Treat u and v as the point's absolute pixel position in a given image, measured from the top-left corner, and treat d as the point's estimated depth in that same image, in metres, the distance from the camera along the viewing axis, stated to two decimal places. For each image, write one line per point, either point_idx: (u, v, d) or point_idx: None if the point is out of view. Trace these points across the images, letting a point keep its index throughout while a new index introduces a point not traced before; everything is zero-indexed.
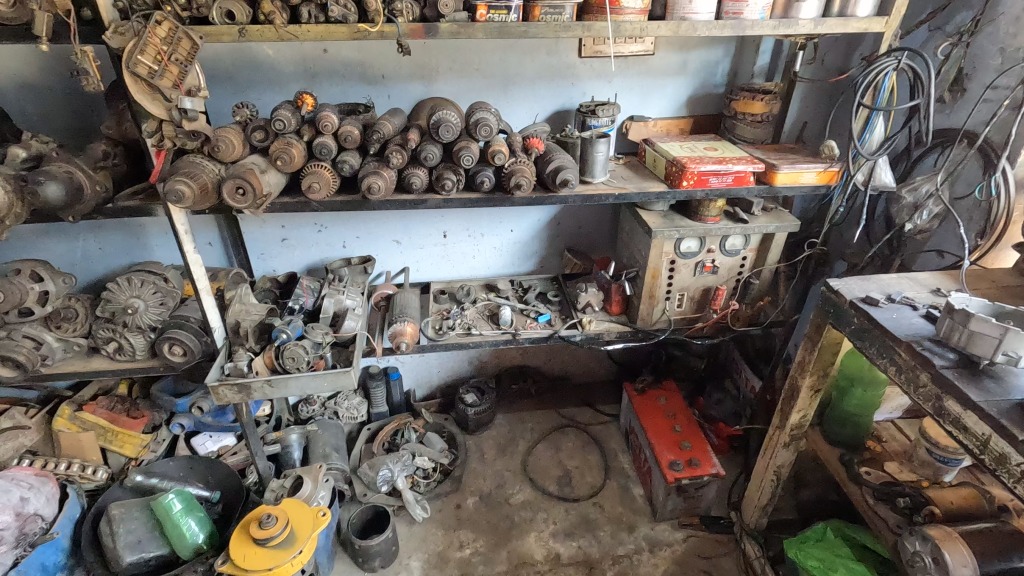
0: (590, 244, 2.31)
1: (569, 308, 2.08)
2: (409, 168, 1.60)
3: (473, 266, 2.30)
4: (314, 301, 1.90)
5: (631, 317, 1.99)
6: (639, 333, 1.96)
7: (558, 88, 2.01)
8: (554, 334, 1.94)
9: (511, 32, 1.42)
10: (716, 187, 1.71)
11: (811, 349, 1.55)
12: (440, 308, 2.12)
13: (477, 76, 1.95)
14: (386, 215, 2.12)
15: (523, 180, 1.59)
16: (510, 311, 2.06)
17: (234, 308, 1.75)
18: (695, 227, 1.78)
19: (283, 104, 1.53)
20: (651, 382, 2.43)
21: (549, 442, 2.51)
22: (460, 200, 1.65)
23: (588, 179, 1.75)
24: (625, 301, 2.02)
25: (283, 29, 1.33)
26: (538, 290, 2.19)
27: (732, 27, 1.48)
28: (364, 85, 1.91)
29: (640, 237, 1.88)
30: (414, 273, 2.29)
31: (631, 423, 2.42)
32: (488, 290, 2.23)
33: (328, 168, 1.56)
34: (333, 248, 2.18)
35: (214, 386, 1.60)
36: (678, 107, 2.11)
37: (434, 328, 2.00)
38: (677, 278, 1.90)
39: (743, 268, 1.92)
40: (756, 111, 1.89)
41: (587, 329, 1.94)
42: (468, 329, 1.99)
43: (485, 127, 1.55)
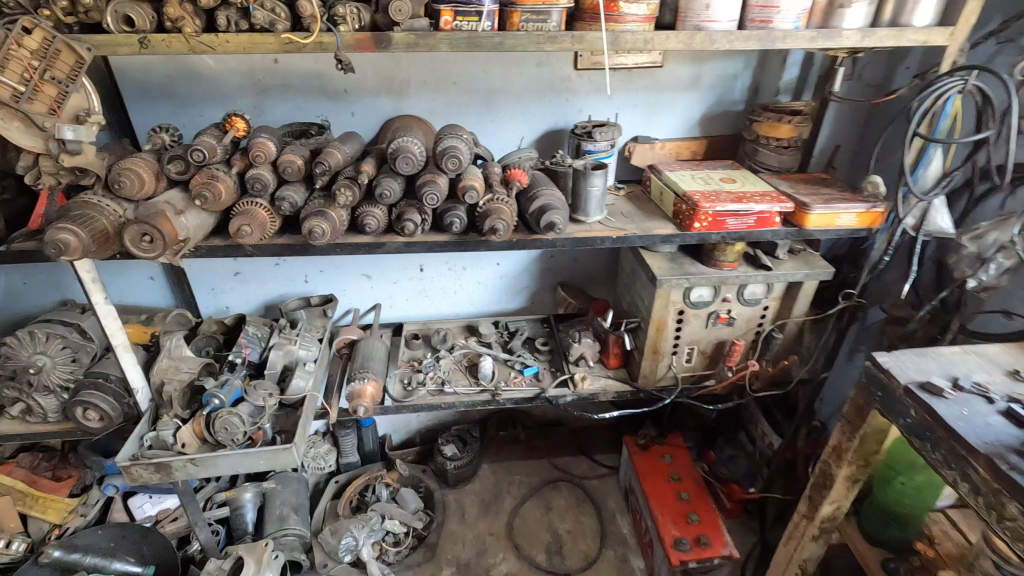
0: (588, 279, 2.02)
1: (558, 359, 1.81)
2: (362, 208, 1.32)
3: (454, 304, 2.03)
4: (262, 352, 1.64)
5: (632, 373, 1.71)
6: (641, 393, 1.69)
7: (550, 104, 1.73)
8: (540, 395, 1.67)
9: (483, 44, 1.14)
10: (735, 230, 1.43)
11: (850, 434, 1.27)
12: (413, 355, 1.84)
13: (455, 91, 1.67)
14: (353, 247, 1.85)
15: (500, 224, 1.30)
16: (492, 361, 1.78)
17: (160, 364, 1.48)
18: (709, 274, 1.50)
19: (210, 128, 1.26)
20: (655, 437, 2.15)
21: (539, 500, 2.23)
22: (426, 243, 1.37)
23: (581, 218, 1.46)
24: (625, 354, 1.74)
25: (195, 39, 1.06)
26: (527, 335, 1.91)
27: (758, 38, 1.19)
28: (323, 100, 1.63)
29: (642, 284, 1.61)
30: (387, 311, 2.02)
31: (631, 482, 2.14)
32: (470, 333, 1.95)
33: (264, 205, 1.29)
34: (293, 283, 1.91)
35: (126, 467, 1.32)
36: (690, 127, 1.83)
37: (401, 383, 1.73)
38: (686, 331, 1.62)
39: (764, 319, 1.63)
40: (782, 136, 1.61)
41: (580, 388, 1.67)
42: (441, 385, 1.71)
43: (454, 159, 1.27)
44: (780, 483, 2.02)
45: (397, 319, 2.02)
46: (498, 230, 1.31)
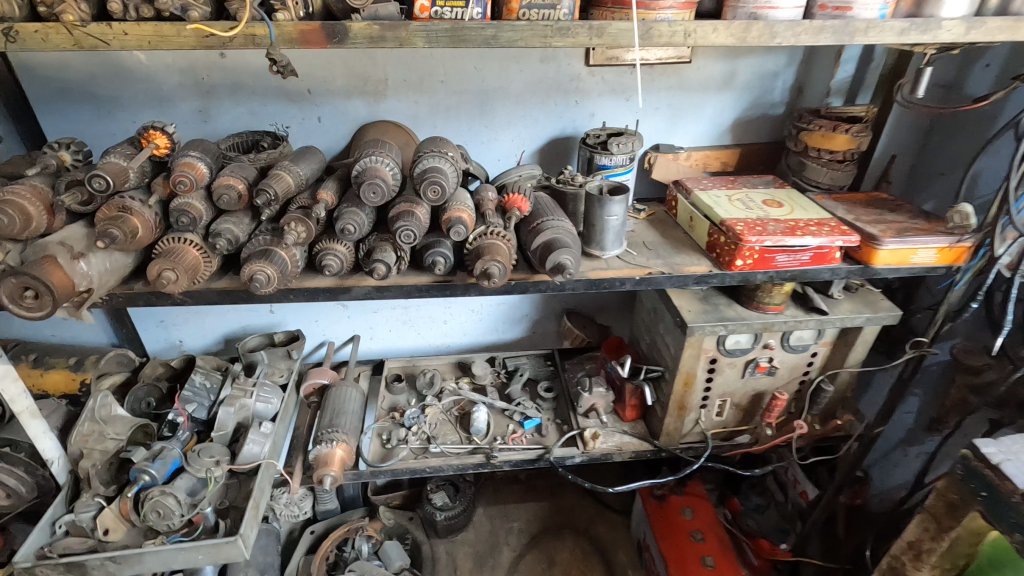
0: (598, 307, 1.74)
1: (565, 407, 1.55)
2: (321, 244, 1.05)
3: (444, 336, 1.75)
4: (210, 406, 1.37)
5: (652, 428, 1.45)
6: (663, 453, 1.42)
7: (556, 108, 1.45)
8: (544, 456, 1.40)
9: (469, 37, 0.86)
10: (785, 268, 1.16)
11: (936, 534, 1.00)
12: (394, 402, 1.57)
13: (443, 91, 1.39)
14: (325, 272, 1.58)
15: (495, 267, 1.02)
16: (487, 411, 1.52)
17: (80, 429, 1.22)
18: (751, 319, 1.23)
19: (122, 144, 0.99)
20: (673, 485, 1.89)
21: (540, 552, 1.97)
22: (403, 287, 1.10)
23: (595, 252, 1.18)
24: (644, 404, 1.47)
25: (80, 30, 0.78)
26: (528, 375, 1.63)
27: (833, 31, 0.90)
28: (283, 104, 1.35)
29: (665, 327, 1.34)
30: (366, 344, 1.75)
31: (644, 536, 1.88)
32: (461, 372, 1.68)
33: (195, 242, 1.01)
34: (256, 314, 1.63)
35: (28, 567, 1.06)
36: (720, 134, 1.56)
37: (379, 439, 1.46)
38: (718, 381, 1.36)
39: (811, 367, 1.37)
40: (838, 147, 1.33)
41: (591, 448, 1.41)
42: (427, 442, 1.45)
43: (436, 185, 1.00)
44: (817, 542, 1.77)
45: (378, 353, 1.74)
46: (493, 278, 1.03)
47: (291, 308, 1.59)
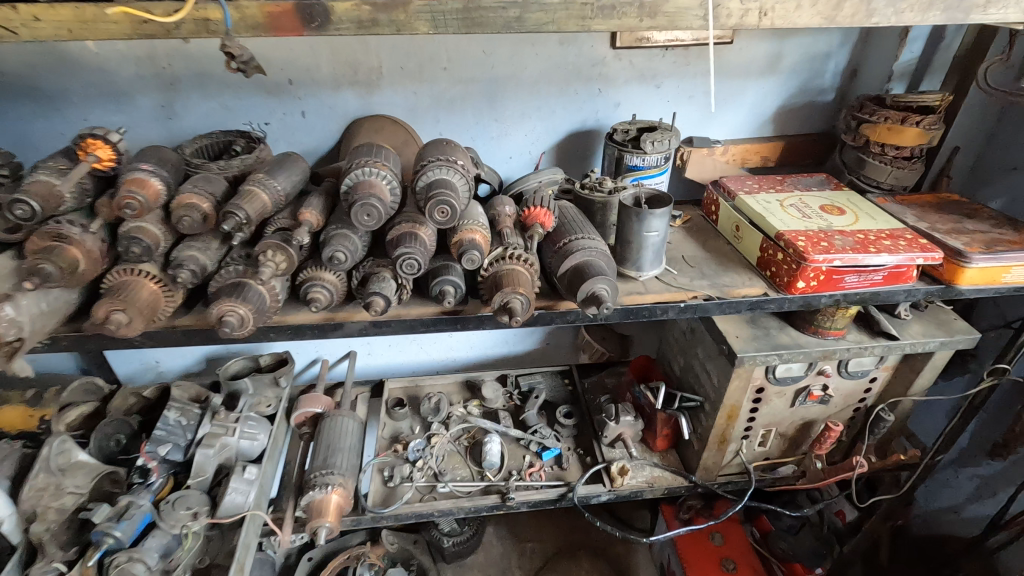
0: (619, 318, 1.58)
1: (587, 435, 1.39)
2: (305, 273, 0.88)
3: (449, 351, 1.58)
4: (187, 445, 1.19)
5: (685, 460, 1.30)
6: (699, 489, 1.27)
7: (577, 98, 1.26)
8: (566, 495, 1.25)
9: (486, 20, 0.67)
10: (854, 290, 0.99)
11: None
12: (397, 430, 1.41)
13: (447, 80, 1.19)
14: None
15: (518, 300, 0.85)
16: (501, 441, 1.36)
17: (34, 482, 1.03)
18: (808, 347, 1.06)
19: (55, 157, 0.80)
20: (701, 506, 1.71)
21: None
22: (405, 321, 0.93)
23: (631, 273, 1.01)
24: (676, 433, 1.31)
25: None
26: (544, 398, 1.47)
27: (943, 7, 0.72)
28: (259, 97, 1.16)
29: (705, 353, 1.17)
30: (363, 362, 1.57)
31: (669, 562, 1.73)
32: (470, 393, 1.51)
33: (152, 274, 0.83)
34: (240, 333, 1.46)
35: None
36: (760, 125, 1.37)
37: (381, 476, 1.30)
38: (764, 412, 1.20)
39: (868, 394, 1.21)
40: (907, 143, 1.15)
41: (618, 486, 1.25)
42: (435, 479, 1.29)
43: (444, 205, 0.82)
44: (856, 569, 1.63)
45: (377, 371, 1.57)
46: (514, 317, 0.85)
47: None
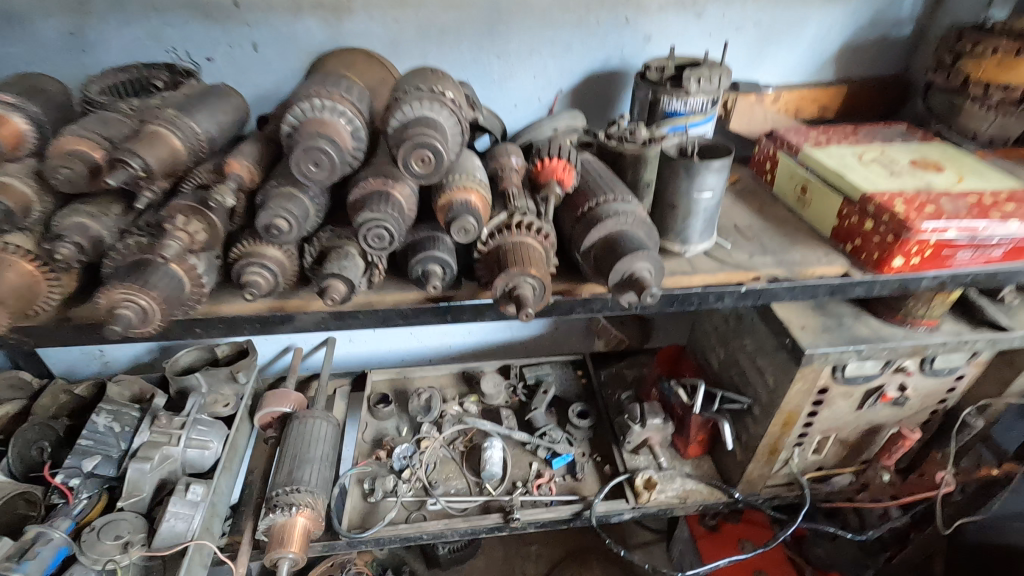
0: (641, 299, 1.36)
1: (606, 438, 1.18)
2: (241, 248, 0.65)
3: (444, 338, 1.36)
4: (121, 457, 0.98)
5: (722, 470, 1.09)
6: (739, 506, 1.06)
7: (600, 28, 1.00)
8: (582, 513, 1.04)
9: None
10: (964, 269, 0.76)
11: None
12: (381, 431, 1.20)
13: (436, 3, 0.94)
14: None
15: (531, 283, 0.62)
16: (504, 446, 1.15)
17: None
18: (893, 341, 0.84)
19: None
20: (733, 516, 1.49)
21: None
22: (378, 312, 0.70)
23: (674, 247, 0.78)
24: (712, 439, 1.10)
25: None
26: (554, 393, 1.25)
27: None
28: (197, 24, 0.91)
29: (756, 346, 0.95)
30: (343, 350, 1.35)
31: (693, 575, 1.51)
32: (468, 386, 1.30)
33: (25, 249, 0.60)
34: None
35: None
36: (821, 65, 1.12)
37: (361, 489, 1.09)
38: (825, 417, 0.98)
39: (951, 394, 1.00)
40: (1020, 82, 0.90)
41: (644, 503, 1.04)
42: (425, 492, 1.08)
43: (425, 152, 0.59)
44: None
45: (361, 360, 1.36)
46: (526, 310, 0.62)
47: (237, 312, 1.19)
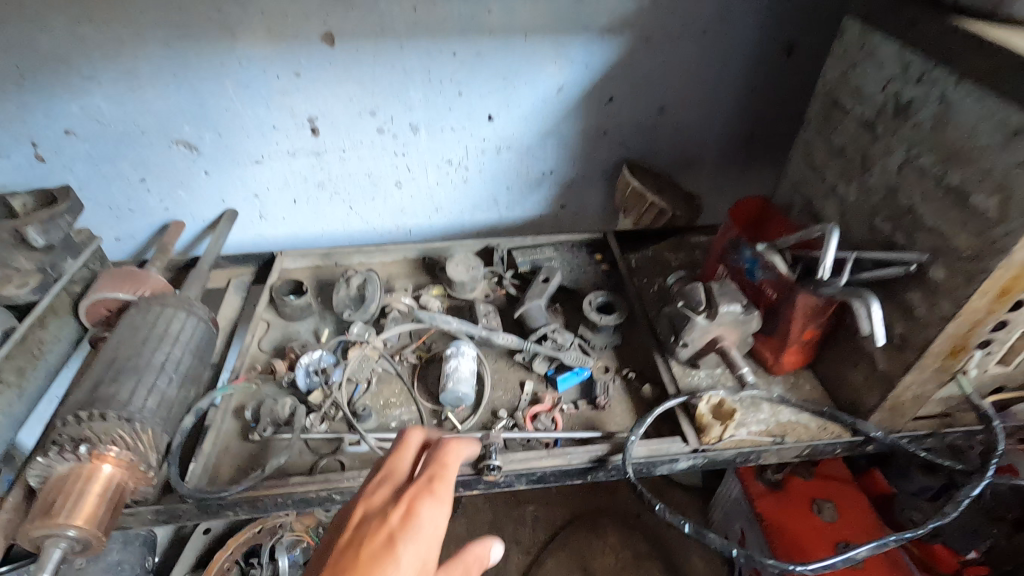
0: (678, 146, 0.98)
1: (641, 346, 0.75)
2: None
3: (401, 215, 0.99)
4: None
5: (840, 391, 0.66)
6: (863, 446, 0.64)
7: None
8: (606, 459, 0.61)
9: None
10: None
11: None
12: (291, 334, 0.77)
13: None
14: (127, 69, 0.75)
15: None
16: (479, 356, 0.71)
17: None
18: None
19: None
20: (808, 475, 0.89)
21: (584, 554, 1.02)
22: None
23: None
24: (821, 342, 0.67)
25: None
26: (561, 282, 0.82)
27: None
28: None
29: (945, 151, 0.50)
30: (258, 226, 0.96)
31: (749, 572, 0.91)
32: (431, 276, 0.87)
33: None
34: (15, 164, 0.81)
35: None
36: None
37: (242, 420, 0.66)
38: None
39: None
40: None
41: (712, 442, 0.62)
42: (348, 425, 0.65)
43: None
44: None
45: (278, 246, 0.97)
46: None
47: (90, 141, 0.81)
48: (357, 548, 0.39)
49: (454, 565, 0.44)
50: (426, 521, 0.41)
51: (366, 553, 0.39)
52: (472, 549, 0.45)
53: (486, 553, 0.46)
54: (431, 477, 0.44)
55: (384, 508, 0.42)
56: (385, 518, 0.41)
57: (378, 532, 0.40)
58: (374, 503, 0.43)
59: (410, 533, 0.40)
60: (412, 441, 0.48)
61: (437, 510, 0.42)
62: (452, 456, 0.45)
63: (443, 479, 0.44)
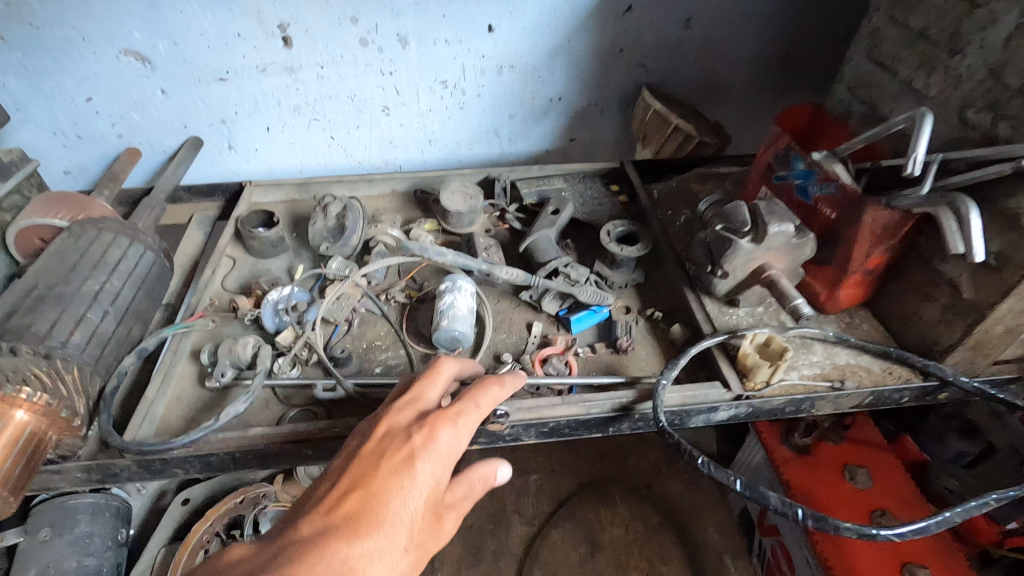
0: (708, 67, 0.85)
1: (666, 284, 0.65)
2: None
3: (390, 147, 0.87)
4: None
5: (903, 330, 0.56)
6: (932, 392, 0.54)
7: None
8: (631, 406, 0.51)
9: None
10: None
11: None
12: (260, 272, 0.67)
13: None
14: None
15: None
16: (479, 293, 0.61)
17: None
18: None
19: None
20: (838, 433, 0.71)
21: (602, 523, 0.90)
22: None
23: None
24: (882, 273, 0.56)
25: None
26: (574, 214, 0.71)
27: None
28: None
29: None
30: (226, 158, 0.83)
31: (774, 561, 0.77)
32: (424, 211, 0.76)
33: None
34: None
35: None
36: None
37: (198, 365, 0.56)
38: None
39: None
40: None
41: (755, 387, 0.52)
42: (325, 370, 0.55)
43: None
44: None
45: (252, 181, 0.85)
46: None
47: (21, 43, 0.67)
48: (375, 460, 0.37)
49: (457, 480, 0.40)
50: (446, 444, 0.38)
51: (386, 466, 0.37)
52: (477, 467, 0.41)
53: (493, 472, 0.41)
54: (460, 407, 0.40)
55: (410, 425, 0.39)
56: (408, 436, 0.38)
57: (398, 448, 0.38)
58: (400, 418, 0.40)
59: (429, 452, 0.37)
60: (448, 366, 0.44)
61: (459, 436, 0.39)
62: (487, 398, 0.41)
63: (472, 409, 0.40)
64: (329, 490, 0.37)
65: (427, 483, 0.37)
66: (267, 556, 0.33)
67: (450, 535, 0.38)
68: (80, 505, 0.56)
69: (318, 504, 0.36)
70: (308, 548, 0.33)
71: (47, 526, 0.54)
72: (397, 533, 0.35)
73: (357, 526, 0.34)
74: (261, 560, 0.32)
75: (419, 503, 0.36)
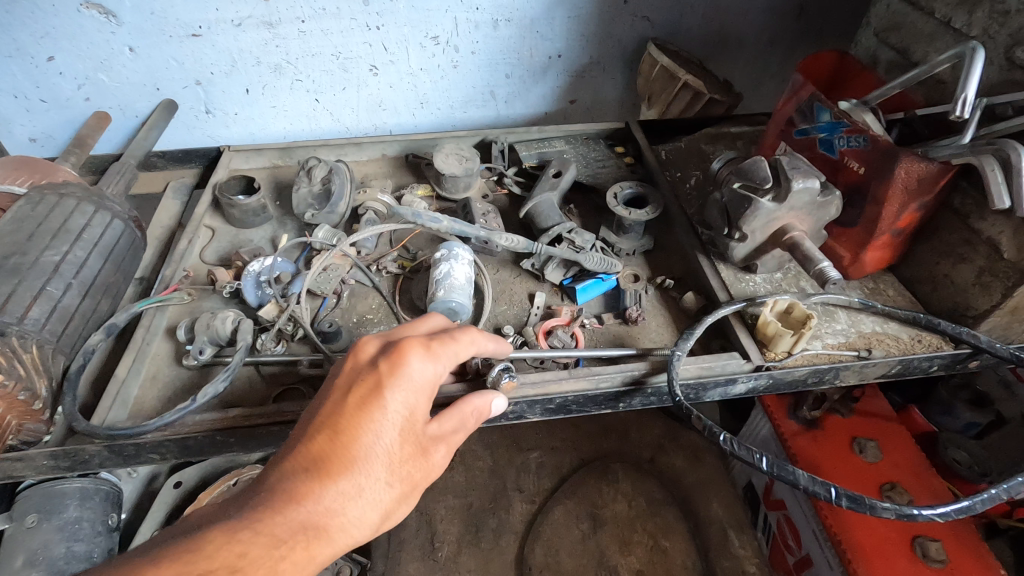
0: (716, 20, 0.80)
1: (676, 251, 0.61)
2: None
3: (378, 111, 0.81)
4: None
5: (930, 295, 0.53)
6: (962, 362, 0.51)
7: None
8: (643, 382, 0.48)
9: None
10: None
11: None
12: (242, 242, 0.62)
13: None
14: None
15: None
16: (478, 261, 0.57)
17: None
18: None
19: None
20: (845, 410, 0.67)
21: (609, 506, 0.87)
22: None
23: None
24: (910, 234, 0.52)
25: None
26: (577, 178, 0.66)
27: None
28: None
29: None
30: (204, 123, 0.78)
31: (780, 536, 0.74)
32: (417, 177, 0.71)
33: None
34: None
35: None
36: None
37: (175, 342, 0.52)
38: None
39: None
40: None
41: (775, 357, 0.48)
42: (313, 345, 0.51)
43: None
44: None
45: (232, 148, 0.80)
46: None
47: None
48: (341, 395, 0.34)
49: (446, 412, 0.37)
50: (417, 371, 0.34)
51: (352, 401, 0.33)
52: (471, 400, 0.38)
53: (485, 404, 0.39)
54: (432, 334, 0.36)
55: (378, 354, 0.35)
56: (374, 365, 0.35)
57: (366, 378, 0.34)
58: (369, 347, 0.36)
59: (397, 380, 0.33)
60: (436, 318, 0.41)
61: (433, 363, 0.35)
62: (466, 333, 0.38)
63: (446, 338, 0.36)
64: (298, 430, 0.34)
65: (400, 413, 0.34)
66: (236, 502, 0.30)
67: (438, 467, 0.36)
68: (69, 489, 0.50)
69: (288, 445, 0.33)
70: (274, 492, 0.30)
71: (34, 512, 0.49)
72: (373, 468, 0.32)
73: (328, 467, 0.32)
74: (230, 509, 0.30)
75: (393, 437, 0.33)
